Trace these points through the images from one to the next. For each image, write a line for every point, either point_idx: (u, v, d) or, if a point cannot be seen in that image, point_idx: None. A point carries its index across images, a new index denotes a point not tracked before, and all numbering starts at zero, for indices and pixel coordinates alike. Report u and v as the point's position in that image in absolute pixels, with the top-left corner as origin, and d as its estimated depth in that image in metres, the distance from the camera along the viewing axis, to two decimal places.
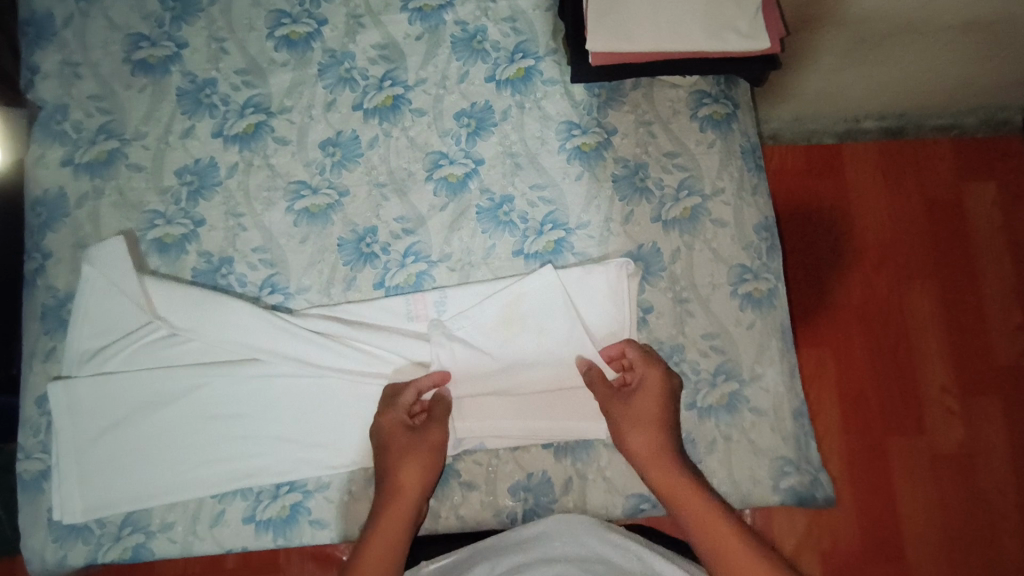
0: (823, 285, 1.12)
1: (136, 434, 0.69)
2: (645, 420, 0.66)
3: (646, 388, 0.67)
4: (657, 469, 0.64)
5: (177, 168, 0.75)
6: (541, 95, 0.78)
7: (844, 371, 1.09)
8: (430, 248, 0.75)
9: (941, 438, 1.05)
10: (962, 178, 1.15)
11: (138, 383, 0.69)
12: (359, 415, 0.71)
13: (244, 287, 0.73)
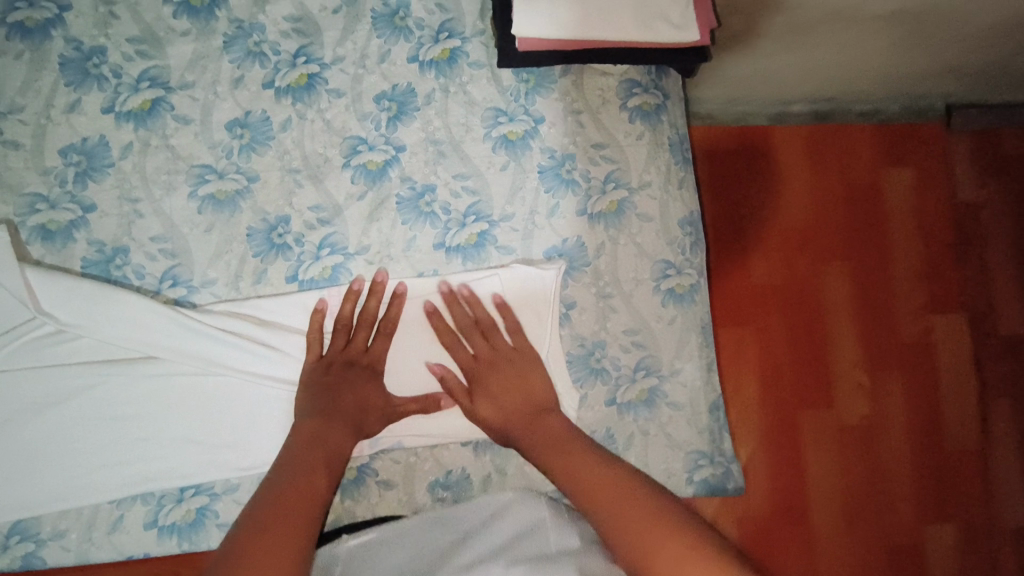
0: (744, 271, 1.14)
1: (20, 437, 0.63)
2: (490, 405, 0.65)
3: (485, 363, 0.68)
4: (532, 444, 0.60)
5: (62, 146, 0.68)
6: (466, 79, 0.75)
7: (761, 354, 1.12)
8: (347, 240, 0.71)
9: (849, 411, 1.11)
10: (881, 162, 1.19)
11: (24, 382, 0.64)
12: (269, 417, 0.67)
13: (142, 279, 0.68)
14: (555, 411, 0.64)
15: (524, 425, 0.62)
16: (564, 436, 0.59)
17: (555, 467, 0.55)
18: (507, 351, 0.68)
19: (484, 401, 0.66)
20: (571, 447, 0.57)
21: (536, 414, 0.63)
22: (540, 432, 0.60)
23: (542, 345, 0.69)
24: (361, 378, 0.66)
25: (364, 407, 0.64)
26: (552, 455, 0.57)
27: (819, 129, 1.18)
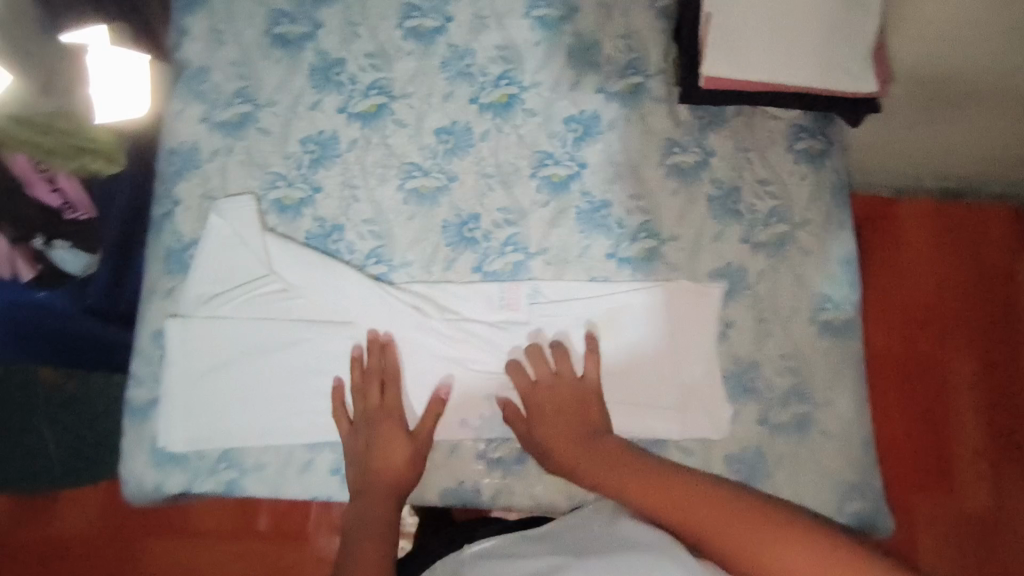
0: (911, 348, 1.12)
1: (241, 377, 0.74)
2: (551, 421, 0.72)
3: (544, 400, 0.73)
4: (604, 477, 0.67)
5: (302, 137, 0.79)
6: (647, 111, 0.83)
7: (924, 434, 1.09)
8: (528, 241, 0.79)
9: (968, 499, 1.07)
10: (1015, 247, 1.16)
11: (249, 330, 0.75)
12: (445, 388, 0.75)
13: (352, 254, 0.78)
14: (604, 430, 0.71)
15: (583, 451, 0.70)
16: (617, 450, 0.69)
17: (625, 485, 0.65)
18: (551, 386, 0.74)
19: (540, 426, 0.72)
20: (626, 466, 0.67)
21: (586, 441, 0.70)
22: (591, 462, 0.69)
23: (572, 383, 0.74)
24: (381, 420, 0.73)
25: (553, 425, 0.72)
26: (614, 473, 0.67)
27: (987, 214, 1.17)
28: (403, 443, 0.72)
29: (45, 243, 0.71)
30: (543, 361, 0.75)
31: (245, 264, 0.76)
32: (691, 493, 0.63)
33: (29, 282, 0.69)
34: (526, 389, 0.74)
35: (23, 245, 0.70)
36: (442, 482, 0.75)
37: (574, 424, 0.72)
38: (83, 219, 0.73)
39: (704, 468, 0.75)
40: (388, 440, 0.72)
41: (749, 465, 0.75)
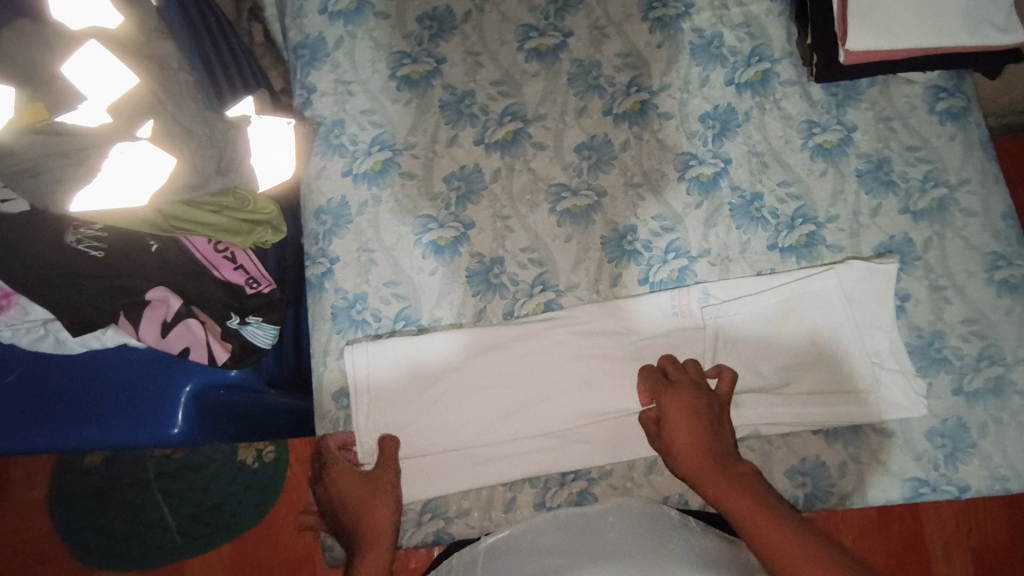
0: None
1: (428, 441, 0.73)
2: (683, 441, 0.64)
3: (671, 409, 0.66)
4: (723, 493, 0.58)
5: (445, 175, 0.79)
6: (780, 96, 0.82)
7: None
8: (689, 244, 0.78)
9: None
10: None
11: (425, 394, 0.74)
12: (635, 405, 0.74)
13: (517, 285, 0.77)
14: (734, 455, 0.62)
15: (705, 467, 0.61)
16: (751, 480, 0.59)
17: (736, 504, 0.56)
18: (694, 396, 0.67)
19: (675, 427, 0.65)
20: (747, 492, 0.57)
21: (715, 458, 0.61)
22: (715, 475, 0.60)
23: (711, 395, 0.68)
24: (366, 487, 0.67)
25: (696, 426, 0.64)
26: (737, 495, 0.57)
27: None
28: (388, 494, 0.67)
29: (239, 322, 0.68)
30: (683, 368, 0.71)
31: (410, 337, 0.75)
32: (763, 518, 0.53)
33: (227, 363, 0.68)
34: (658, 390, 0.69)
35: (220, 327, 0.68)
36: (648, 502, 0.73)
37: (706, 438, 0.63)
38: (268, 291, 0.71)
39: (906, 445, 0.74)
40: (374, 495, 0.67)
41: (952, 437, 0.74)
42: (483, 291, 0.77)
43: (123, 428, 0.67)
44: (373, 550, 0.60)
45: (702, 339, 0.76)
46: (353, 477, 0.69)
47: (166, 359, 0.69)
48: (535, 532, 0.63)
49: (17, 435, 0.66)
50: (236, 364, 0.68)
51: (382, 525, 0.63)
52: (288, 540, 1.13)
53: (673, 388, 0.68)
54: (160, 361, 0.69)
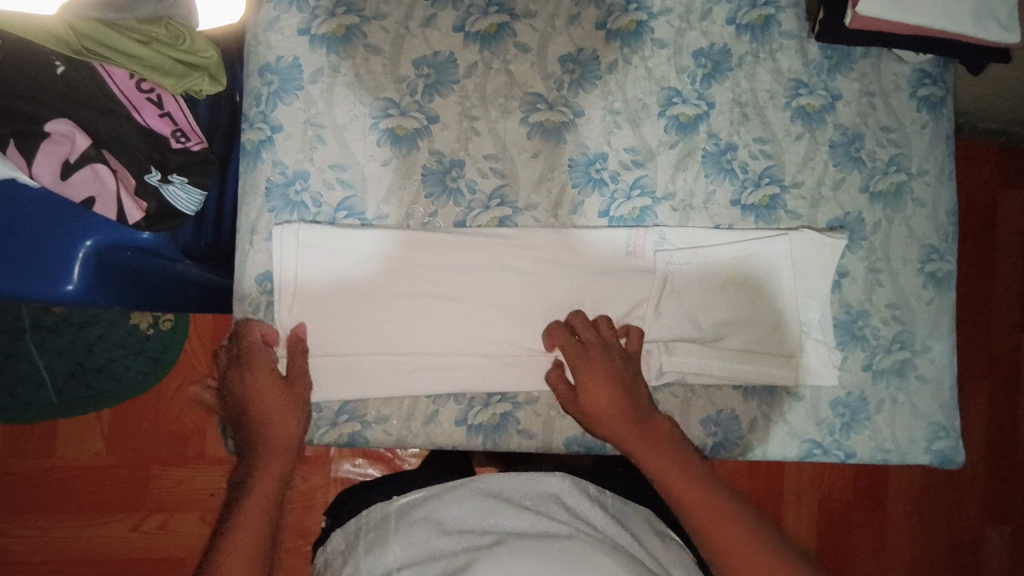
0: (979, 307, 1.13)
1: (353, 342, 0.70)
2: (601, 403, 0.68)
3: (590, 394, 0.68)
4: (654, 464, 0.65)
5: (415, 58, 0.71)
6: (776, 47, 0.78)
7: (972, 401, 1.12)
8: (656, 185, 0.76)
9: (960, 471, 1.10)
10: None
11: (357, 293, 0.70)
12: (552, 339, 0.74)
13: (474, 194, 0.72)
14: (650, 413, 0.69)
15: (632, 439, 0.67)
16: (677, 450, 0.66)
17: (670, 481, 0.64)
18: (605, 359, 0.69)
19: (587, 392, 0.68)
20: (668, 457, 0.65)
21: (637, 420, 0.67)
22: (640, 443, 0.66)
23: (620, 358, 0.70)
24: (274, 391, 0.65)
25: (609, 400, 0.68)
26: (670, 472, 0.64)
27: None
28: (295, 388, 0.66)
29: (160, 178, 0.61)
30: (587, 326, 0.71)
31: (350, 229, 0.69)
32: (685, 489, 0.63)
33: (138, 224, 0.60)
34: (570, 351, 0.70)
35: (136, 180, 0.61)
36: (567, 433, 0.73)
37: (623, 403, 0.68)
38: (197, 149, 0.64)
39: (812, 411, 0.78)
40: (288, 395, 0.66)
41: (853, 409, 0.79)
42: (436, 194, 0.71)
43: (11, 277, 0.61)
44: (269, 475, 0.62)
45: (649, 283, 0.75)
46: (267, 374, 0.66)
47: (64, 208, 0.64)
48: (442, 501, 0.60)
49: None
50: (150, 225, 0.61)
51: (279, 456, 0.64)
52: (177, 413, 1.17)
53: (597, 354, 0.69)
54: (60, 209, 0.64)
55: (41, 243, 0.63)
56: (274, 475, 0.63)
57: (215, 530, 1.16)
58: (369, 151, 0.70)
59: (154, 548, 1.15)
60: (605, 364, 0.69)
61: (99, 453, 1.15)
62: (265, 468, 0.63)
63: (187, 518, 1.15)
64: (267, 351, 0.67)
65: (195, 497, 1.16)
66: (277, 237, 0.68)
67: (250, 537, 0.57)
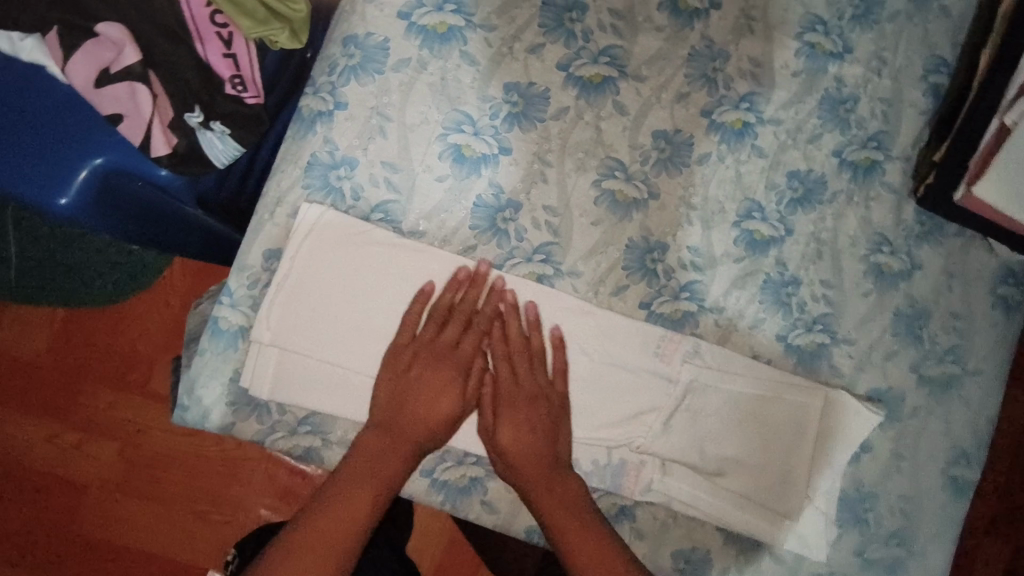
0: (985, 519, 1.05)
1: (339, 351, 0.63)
2: (515, 448, 0.62)
3: (507, 440, 0.62)
4: (550, 509, 0.61)
5: (508, 82, 0.66)
6: (873, 195, 0.73)
7: None
8: (707, 293, 0.70)
9: None
10: None
11: (361, 300, 0.63)
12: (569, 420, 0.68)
13: (520, 242, 0.66)
14: (564, 461, 0.64)
15: (532, 469, 0.62)
16: (578, 500, 0.61)
17: (570, 541, 0.59)
18: (528, 396, 0.64)
19: (506, 427, 0.63)
20: (574, 517, 0.60)
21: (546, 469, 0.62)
22: (541, 483, 0.62)
23: (549, 392, 0.64)
24: (440, 366, 0.63)
25: (517, 437, 0.63)
26: (566, 521, 0.60)
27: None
28: (453, 371, 0.63)
29: (200, 122, 0.63)
30: (546, 367, 0.65)
31: (381, 232, 0.63)
32: (579, 534, 0.59)
33: (161, 158, 0.63)
34: (513, 350, 0.64)
35: (175, 115, 0.63)
36: (531, 520, 0.67)
37: (540, 446, 0.63)
38: (250, 103, 0.64)
39: None
40: (441, 394, 0.62)
41: None
42: (482, 228, 0.65)
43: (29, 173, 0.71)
44: (359, 488, 0.57)
45: (668, 395, 0.69)
46: (433, 364, 0.62)
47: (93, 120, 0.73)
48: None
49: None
50: (173, 160, 0.64)
51: (396, 455, 0.60)
52: (132, 338, 1.16)
53: (540, 368, 0.64)
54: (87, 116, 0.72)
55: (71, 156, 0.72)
56: (369, 495, 0.57)
57: (129, 469, 1.13)
58: (428, 160, 0.64)
59: (61, 467, 1.12)
60: (525, 382, 0.64)
61: (38, 351, 1.15)
62: (388, 452, 0.60)
63: (105, 447, 1.13)
64: (449, 292, 0.63)
65: (120, 427, 1.14)
66: (301, 216, 0.62)
67: (340, 535, 0.55)
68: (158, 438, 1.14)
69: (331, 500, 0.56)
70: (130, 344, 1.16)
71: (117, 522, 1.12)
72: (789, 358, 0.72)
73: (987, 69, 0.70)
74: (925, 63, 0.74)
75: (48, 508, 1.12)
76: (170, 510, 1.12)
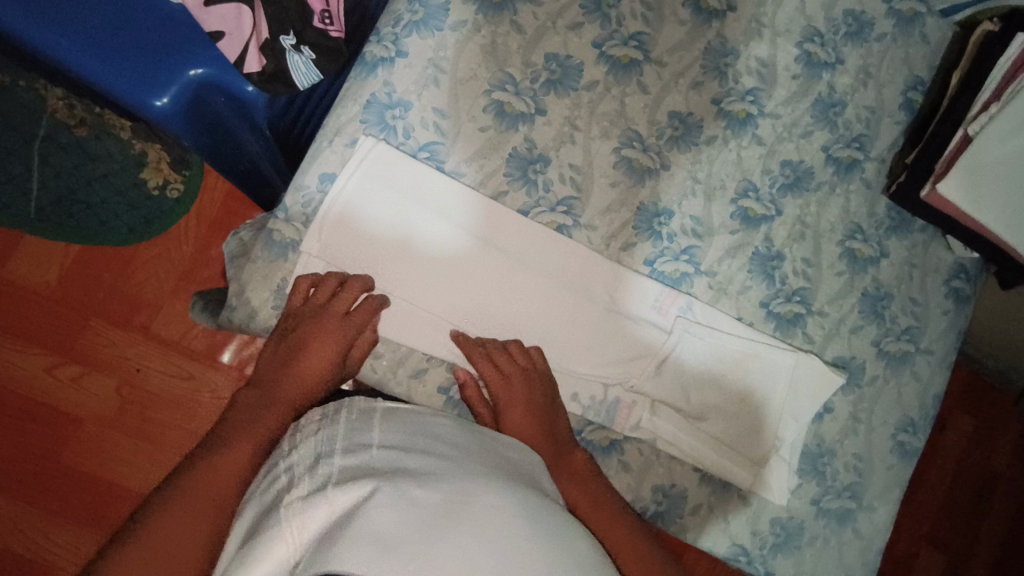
0: None
1: (375, 270, 0.70)
2: (520, 428, 0.71)
3: (500, 387, 0.70)
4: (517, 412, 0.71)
5: (548, 52, 0.75)
6: (852, 189, 0.84)
7: None
8: (703, 257, 0.80)
9: None
10: (956, 408, 1.34)
11: (399, 231, 0.71)
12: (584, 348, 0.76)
13: (546, 192, 0.75)
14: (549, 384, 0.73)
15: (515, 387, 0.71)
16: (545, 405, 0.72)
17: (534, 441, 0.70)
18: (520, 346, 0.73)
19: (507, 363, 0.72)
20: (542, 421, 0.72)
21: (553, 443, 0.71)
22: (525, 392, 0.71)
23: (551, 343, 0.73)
24: (327, 333, 0.67)
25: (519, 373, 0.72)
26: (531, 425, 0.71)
27: (1002, 419, 1.34)
28: (369, 211, 0.70)
29: (292, 45, 0.72)
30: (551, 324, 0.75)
31: (426, 170, 0.71)
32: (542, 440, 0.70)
33: (254, 76, 0.74)
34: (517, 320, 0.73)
35: (271, 38, 0.71)
36: None
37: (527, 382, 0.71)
38: (335, 36, 0.74)
39: (752, 520, 0.80)
40: (314, 339, 0.67)
41: (787, 534, 0.80)
42: (515, 177, 0.74)
43: (130, 78, 0.87)
44: (238, 442, 0.60)
45: (665, 343, 0.77)
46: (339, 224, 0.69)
47: (200, 38, 0.89)
48: (425, 416, 0.59)
49: (104, 69, 0.85)
50: (262, 79, 0.74)
51: (277, 414, 0.64)
52: (141, 279, 1.20)
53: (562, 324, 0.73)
54: (195, 35, 0.89)
55: (172, 64, 0.89)
56: (245, 454, 0.59)
57: (124, 406, 1.17)
58: (473, 112, 0.73)
59: (61, 398, 1.16)
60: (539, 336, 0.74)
61: (49, 283, 1.18)
62: (263, 407, 0.64)
63: (103, 382, 1.17)
64: (367, 140, 0.70)
65: (121, 363, 1.18)
66: (360, 146, 0.70)
67: (222, 490, 0.55)
68: (157, 379, 1.18)
69: (230, 434, 0.60)
70: (140, 281, 1.20)
71: (110, 458, 1.16)
72: (771, 323, 0.81)
73: (957, 86, 0.81)
74: (904, 81, 0.86)
75: (40, 437, 1.15)
76: (163, 450, 1.17)
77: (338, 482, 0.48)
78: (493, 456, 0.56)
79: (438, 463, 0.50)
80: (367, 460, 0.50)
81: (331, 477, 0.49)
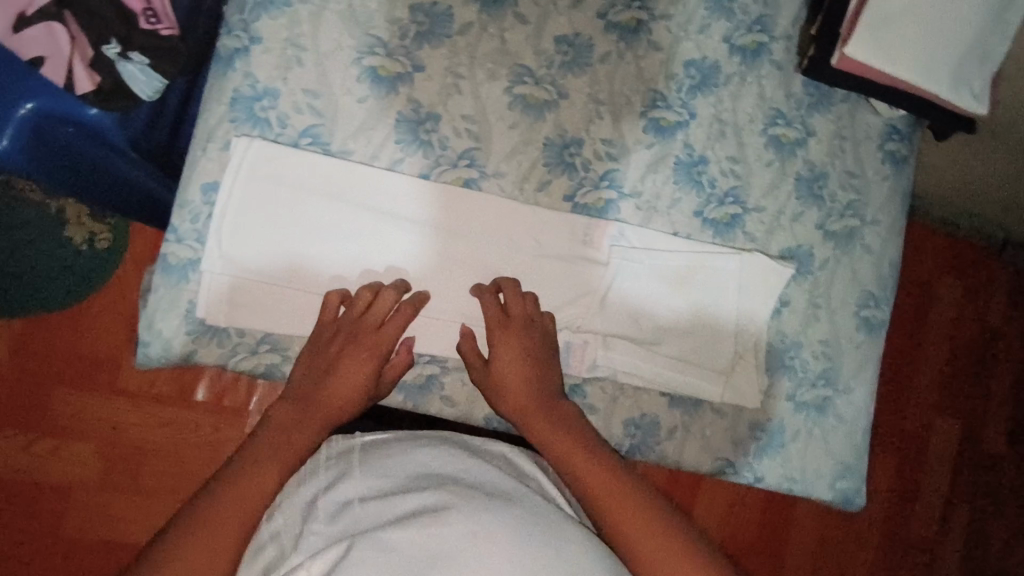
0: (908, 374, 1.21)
1: (283, 271, 0.67)
2: (512, 376, 0.68)
3: (504, 347, 0.69)
4: (511, 384, 0.68)
5: (411, 3, 0.70)
6: (763, 74, 0.80)
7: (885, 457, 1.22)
8: (624, 180, 0.76)
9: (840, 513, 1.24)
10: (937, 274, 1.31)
11: (298, 226, 0.67)
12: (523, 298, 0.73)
13: (444, 150, 0.71)
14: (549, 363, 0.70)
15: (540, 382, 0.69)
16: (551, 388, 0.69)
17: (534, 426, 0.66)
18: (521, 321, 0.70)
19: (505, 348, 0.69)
20: (546, 404, 0.67)
21: (546, 398, 0.68)
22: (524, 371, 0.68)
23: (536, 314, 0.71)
24: (364, 345, 0.67)
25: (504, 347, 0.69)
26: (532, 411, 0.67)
27: (984, 275, 1.32)
28: (262, 213, 0.66)
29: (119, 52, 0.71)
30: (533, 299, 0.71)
31: (311, 156, 0.67)
32: (545, 428, 0.66)
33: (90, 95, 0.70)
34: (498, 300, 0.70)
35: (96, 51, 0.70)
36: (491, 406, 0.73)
37: (527, 363, 0.69)
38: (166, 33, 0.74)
39: (732, 430, 0.78)
40: (340, 353, 0.66)
41: (770, 435, 0.79)
42: (407, 142, 0.70)
43: None
44: (268, 464, 0.58)
45: (604, 275, 0.75)
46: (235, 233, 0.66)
47: None
48: (403, 445, 0.58)
49: None
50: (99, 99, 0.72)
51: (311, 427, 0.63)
52: (91, 339, 1.17)
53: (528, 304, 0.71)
54: None
55: None
56: (276, 471, 0.58)
57: (110, 466, 1.15)
58: (346, 84, 0.69)
59: (42, 474, 1.14)
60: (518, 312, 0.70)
61: None
62: (297, 425, 0.62)
63: (82, 450, 1.15)
64: (241, 140, 0.66)
65: (97, 428, 1.16)
66: (235, 147, 0.66)
67: (252, 500, 0.55)
68: (135, 433, 1.16)
69: (260, 454, 0.58)
70: (89, 340, 1.17)
71: (108, 519, 1.15)
72: (709, 230, 0.78)
73: None
74: None
75: (32, 516, 1.13)
76: (157, 499, 1.16)
77: (320, 549, 0.48)
78: (478, 468, 0.55)
79: (422, 502, 0.49)
80: (350, 516, 0.50)
81: (315, 546, 0.49)
